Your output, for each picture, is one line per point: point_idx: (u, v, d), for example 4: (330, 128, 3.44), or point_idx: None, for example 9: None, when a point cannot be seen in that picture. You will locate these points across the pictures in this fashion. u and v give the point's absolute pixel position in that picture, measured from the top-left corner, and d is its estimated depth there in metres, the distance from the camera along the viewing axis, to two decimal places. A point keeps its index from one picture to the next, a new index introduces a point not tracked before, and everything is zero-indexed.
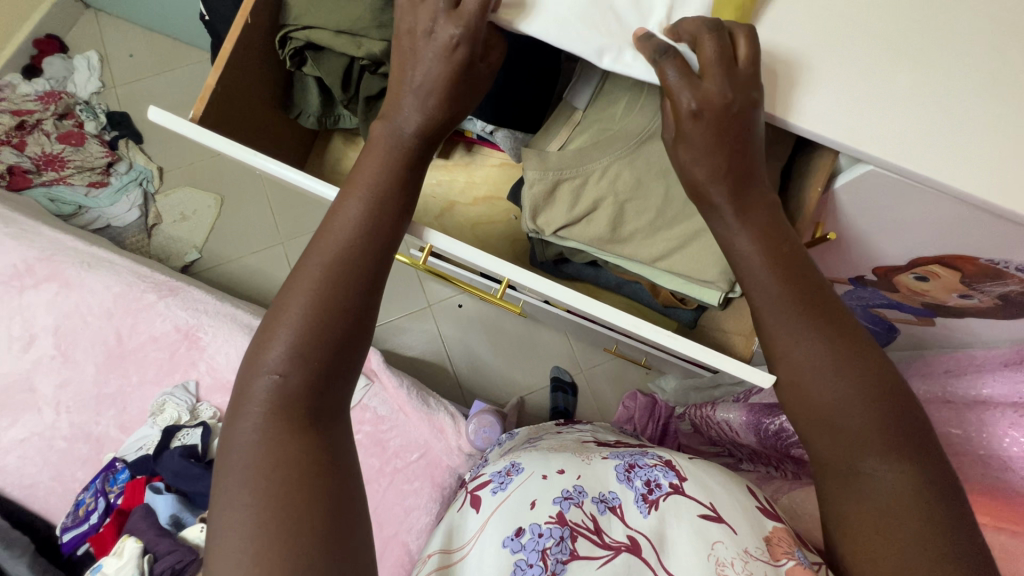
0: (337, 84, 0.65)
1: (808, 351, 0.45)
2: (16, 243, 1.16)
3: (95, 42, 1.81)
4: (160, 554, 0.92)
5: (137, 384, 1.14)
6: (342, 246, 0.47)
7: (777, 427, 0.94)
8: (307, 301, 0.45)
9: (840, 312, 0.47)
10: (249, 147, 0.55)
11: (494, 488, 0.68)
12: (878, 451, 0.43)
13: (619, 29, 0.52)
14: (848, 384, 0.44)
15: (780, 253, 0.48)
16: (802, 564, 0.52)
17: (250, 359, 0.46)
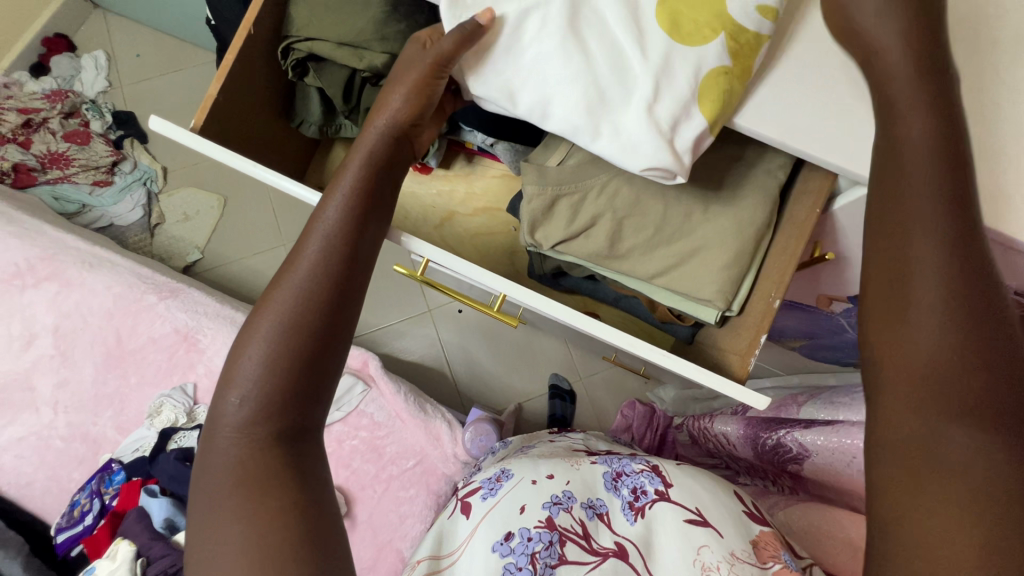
0: (338, 96, 0.65)
1: (902, 292, 0.42)
2: (18, 242, 1.17)
3: (102, 42, 1.82)
4: (154, 558, 0.92)
5: (135, 385, 1.14)
6: (317, 265, 0.48)
7: (775, 442, 0.95)
8: (281, 321, 0.46)
9: (966, 254, 0.41)
10: (247, 157, 0.56)
11: (484, 495, 0.68)
12: (960, 420, 0.37)
13: (602, 107, 0.52)
14: (947, 330, 0.39)
15: (895, 185, 0.44)
16: (790, 567, 0.53)
17: (224, 382, 0.48)
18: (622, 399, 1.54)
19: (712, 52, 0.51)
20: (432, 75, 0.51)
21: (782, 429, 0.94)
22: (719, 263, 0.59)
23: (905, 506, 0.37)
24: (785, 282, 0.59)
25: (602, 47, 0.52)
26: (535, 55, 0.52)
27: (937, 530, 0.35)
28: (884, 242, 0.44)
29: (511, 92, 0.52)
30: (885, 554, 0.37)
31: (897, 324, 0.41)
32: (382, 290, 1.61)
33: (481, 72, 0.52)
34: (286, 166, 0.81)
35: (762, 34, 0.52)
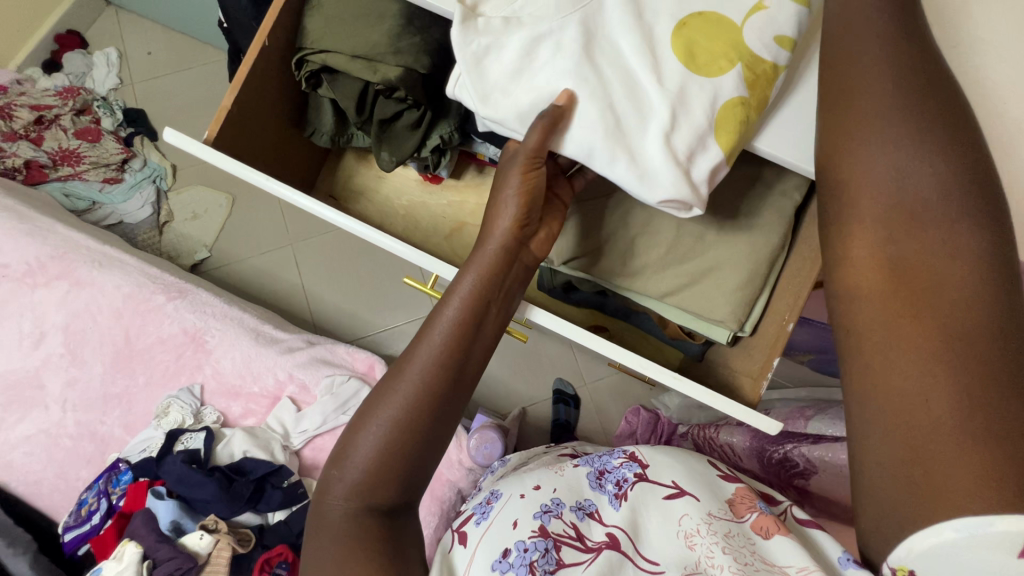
0: (351, 107, 0.65)
1: (861, 146, 0.46)
2: (30, 240, 1.18)
3: (114, 39, 1.83)
4: (160, 561, 0.92)
5: (143, 385, 1.15)
6: (433, 358, 0.51)
7: (782, 456, 0.95)
8: (398, 407, 0.50)
9: (916, 94, 0.45)
10: (265, 172, 0.56)
11: (477, 520, 0.65)
12: (928, 242, 0.43)
13: (617, 131, 0.51)
14: (911, 168, 0.44)
15: (844, 63, 0.48)
16: (764, 513, 0.59)
17: (340, 450, 0.52)
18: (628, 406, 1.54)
19: (728, 83, 0.51)
20: (529, 166, 0.53)
21: (789, 443, 0.95)
22: (733, 285, 0.60)
23: (887, 340, 0.43)
24: (799, 305, 0.60)
25: (617, 73, 0.51)
26: (547, 76, 0.51)
27: (921, 347, 0.41)
28: (843, 106, 0.47)
29: (520, 115, 0.53)
30: (881, 390, 0.43)
31: (859, 176, 0.46)
32: (388, 292, 1.61)
33: (490, 95, 0.53)
34: (295, 173, 0.81)
35: (780, 63, 0.52)
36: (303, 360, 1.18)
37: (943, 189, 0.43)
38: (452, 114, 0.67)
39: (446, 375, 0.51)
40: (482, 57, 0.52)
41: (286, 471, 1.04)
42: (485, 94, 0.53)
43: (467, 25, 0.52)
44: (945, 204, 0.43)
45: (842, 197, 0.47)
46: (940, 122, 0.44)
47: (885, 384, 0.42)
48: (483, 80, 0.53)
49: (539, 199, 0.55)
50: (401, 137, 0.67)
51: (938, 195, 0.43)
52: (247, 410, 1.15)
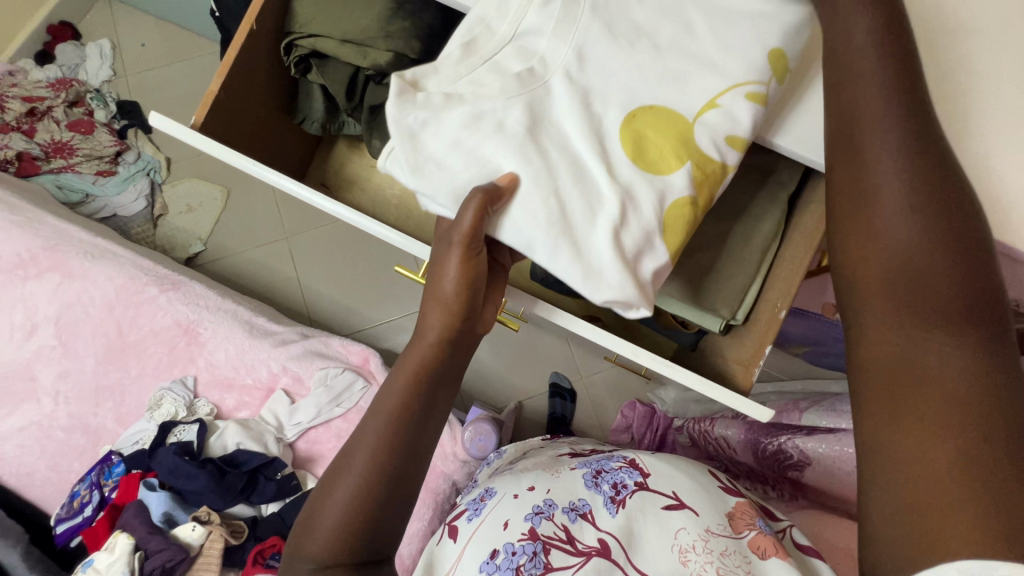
0: (341, 92, 0.64)
1: (868, 218, 0.47)
2: (22, 232, 1.17)
3: (107, 30, 1.81)
4: (151, 552, 0.92)
5: (137, 377, 1.14)
6: (382, 441, 0.52)
7: (776, 448, 0.94)
8: (353, 486, 0.51)
9: (921, 168, 0.46)
10: (257, 160, 0.56)
11: (470, 516, 0.68)
12: (931, 312, 0.44)
13: (561, 225, 0.49)
14: (917, 242, 0.45)
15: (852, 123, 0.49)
16: (763, 534, 0.61)
17: (306, 521, 0.53)
18: (624, 399, 1.54)
19: (676, 182, 0.52)
20: (467, 249, 0.49)
21: (783, 435, 0.94)
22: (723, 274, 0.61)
23: (895, 412, 0.43)
24: (793, 292, 0.60)
25: (564, 159, 0.50)
26: (491, 152, 0.49)
27: (925, 408, 0.41)
28: (853, 181, 0.48)
29: (455, 196, 0.51)
30: (886, 459, 0.43)
31: (868, 247, 0.47)
32: (383, 285, 1.60)
33: (424, 170, 0.50)
34: (287, 162, 0.80)
35: (727, 164, 0.54)
36: (297, 353, 1.17)
37: (943, 264, 0.44)
38: None
39: (393, 456, 0.52)
40: (417, 132, 0.50)
41: (279, 463, 1.04)
42: (420, 168, 0.51)
43: (403, 99, 0.50)
44: (953, 286, 0.44)
45: (851, 273, 0.48)
46: (941, 198, 0.46)
47: (894, 455, 0.42)
48: (420, 153, 0.50)
49: (482, 280, 0.52)
50: None
51: (939, 269, 0.44)
52: (241, 402, 1.14)
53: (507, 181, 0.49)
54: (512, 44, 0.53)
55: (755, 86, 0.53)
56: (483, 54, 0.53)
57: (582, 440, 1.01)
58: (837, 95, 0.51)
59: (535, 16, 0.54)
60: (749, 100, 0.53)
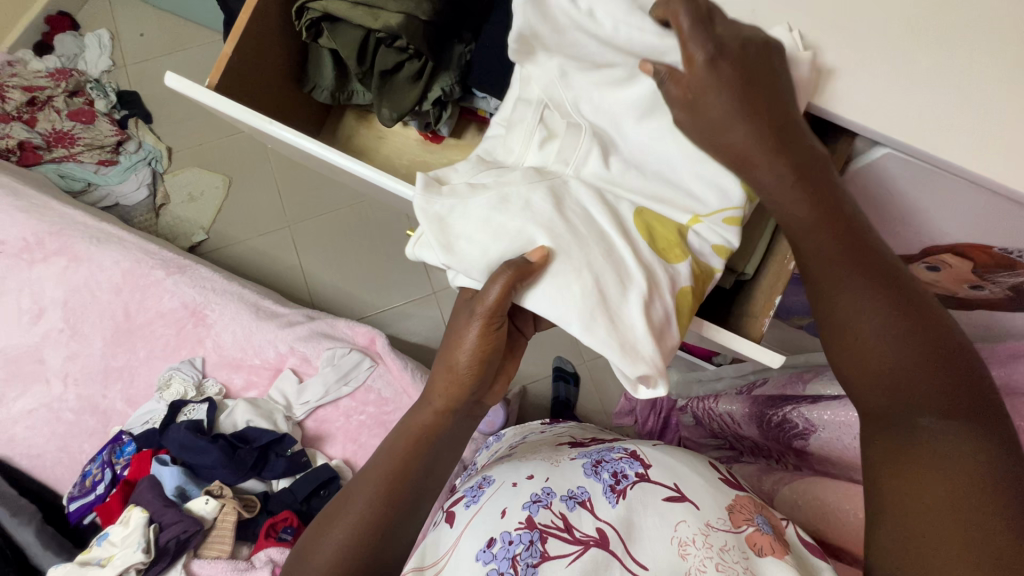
0: (352, 57, 0.67)
1: (854, 319, 0.48)
2: (27, 216, 1.17)
3: (106, 20, 1.81)
4: (165, 524, 0.93)
5: (145, 358, 1.15)
6: (373, 499, 0.54)
7: (781, 418, 0.93)
8: (343, 535, 0.53)
9: (891, 272, 0.48)
10: (266, 115, 0.57)
11: (466, 503, 0.63)
12: (929, 406, 0.45)
13: (593, 299, 0.48)
14: (904, 341, 0.46)
15: (831, 217, 0.50)
16: (761, 531, 0.54)
17: (310, 536, 0.56)
18: None
19: (682, 272, 0.51)
20: (488, 322, 0.50)
21: (789, 405, 0.92)
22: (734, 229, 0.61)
23: (902, 526, 0.43)
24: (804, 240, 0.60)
25: (590, 232, 0.50)
26: (518, 227, 0.49)
27: (938, 500, 0.42)
28: (831, 304, 0.49)
29: (487, 269, 0.51)
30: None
31: (860, 348, 0.48)
32: (386, 270, 1.61)
33: (455, 247, 0.51)
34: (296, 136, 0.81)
35: (711, 268, 0.53)
36: (303, 334, 1.17)
37: (929, 360, 0.45)
38: (452, 67, 0.70)
39: (388, 513, 0.54)
40: (445, 217, 0.52)
41: (289, 441, 1.05)
42: (450, 246, 0.51)
43: (431, 191, 0.53)
44: (944, 390, 0.45)
45: (848, 372, 0.49)
46: (914, 300, 0.47)
47: (909, 571, 0.42)
48: (448, 233, 0.51)
49: (496, 354, 0.53)
50: (402, 90, 0.70)
51: (927, 368, 0.45)
52: (249, 381, 1.15)
53: (540, 253, 0.48)
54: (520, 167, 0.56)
55: (736, 209, 0.53)
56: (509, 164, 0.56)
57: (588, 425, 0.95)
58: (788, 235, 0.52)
59: (535, 153, 0.56)
60: (727, 223, 0.53)
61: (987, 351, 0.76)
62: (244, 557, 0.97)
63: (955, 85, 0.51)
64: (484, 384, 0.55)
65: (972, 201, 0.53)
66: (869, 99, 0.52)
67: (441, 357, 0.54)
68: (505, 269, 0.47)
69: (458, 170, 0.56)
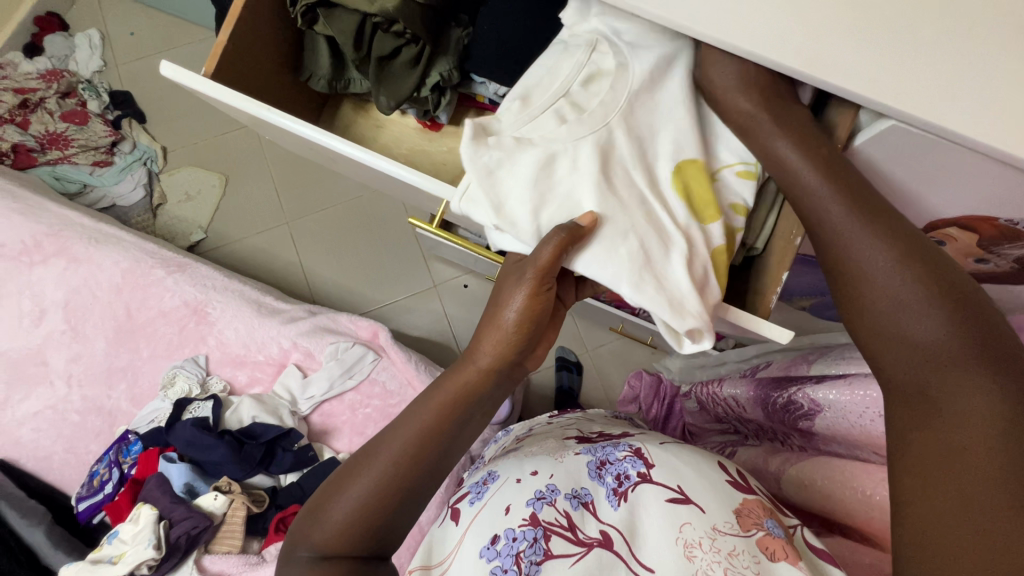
0: (349, 43, 0.67)
1: (852, 259, 0.49)
2: (24, 219, 1.16)
3: (96, 19, 1.80)
4: (176, 520, 0.93)
5: (148, 358, 1.15)
6: (405, 453, 0.50)
7: (787, 399, 0.92)
8: (370, 487, 0.49)
9: (885, 217, 0.50)
10: (263, 102, 0.57)
11: (472, 499, 0.63)
12: (936, 345, 0.45)
13: (639, 256, 0.51)
14: (905, 277, 0.47)
15: (819, 154, 0.53)
16: (773, 535, 0.53)
17: (329, 488, 0.51)
18: (629, 369, 1.55)
19: (715, 232, 0.55)
20: (539, 284, 0.51)
21: (794, 386, 0.92)
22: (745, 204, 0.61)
23: (925, 458, 0.42)
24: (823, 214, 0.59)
25: (632, 198, 0.53)
26: (569, 188, 0.52)
27: (943, 432, 0.42)
28: (836, 245, 0.50)
29: (538, 232, 0.52)
30: (923, 526, 0.40)
31: (860, 287, 0.49)
32: (386, 265, 1.60)
33: (506, 207, 0.52)
34: None
35: (733, 228, 0.57)
36: (306, 329, 1.17)
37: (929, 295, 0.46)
38: (449, 52, 0.71)
39: (416, 469, 0.50)
40: (493, 170, 0.52)
41: (296, 435, 1.05)
42: (501, 203, 0.52)
43: (478, 143, 0.53)
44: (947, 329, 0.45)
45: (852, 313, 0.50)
46: (911, 243, 0.48)
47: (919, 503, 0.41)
48: (500, 187, 0.52)
49: (543, 318, 0.54)
50: (399, 78, 0.71)
51: (928, 304, 0.46)
52: (253, 378, 1.15)
53: (590, 217, 0.51)
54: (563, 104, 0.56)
55: (742, 164, 0.58)
56: (541, 107, 0.56)
57: (595, 416, 0.95)
58: (792, 201, 0.54)
59: (578, 91, 0.57)
60: (741, 179, 0.58)
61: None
62: (254, 551, 0.99)
63: (959, 49, 0.48)
64: (532, 346, 0.56)
65: (974, 170, 0.50)
66: (868, 68, 0.48)
67: (488, 315, 0.56)
68: (562, 229, 0.49)
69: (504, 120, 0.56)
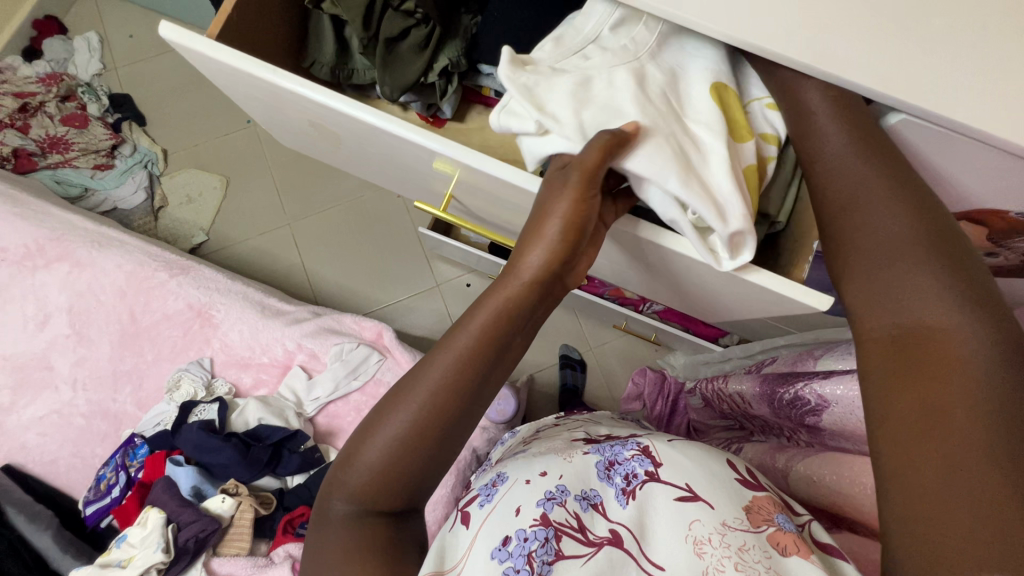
0: (357, 21, 0.67)
1: (850, 208, 0.50)
2: (26, 224, 1.16)
3: (95, 22, 1.79)
4: (184, 524, 0.93)
5: (152, 361, 1.15)
6: (438, 387, 0.49)
7: (792, 395, 0.91)
8: (402, 428, 0.49)
9: (895, 169, 0.50)
10: (270, 64, 0.56)
11: (481, 501, 0.62)
12: (927, 291, 0.45)
13: (684, 161, 0.50)
14: (901, 226, 0.48)
15: (843, 102, 0.52)
16: (783, 530, 0.53)
17: (364, 428, 0.52)
18: (633, 366, 1.55)
19: (749, 151, 0.54)
20: (583, 190, 0.48)
21: (800, 382, 0.90)
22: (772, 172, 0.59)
23: (905, 399, 0.42)
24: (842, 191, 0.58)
25: (668, 109, 0.53)
26: (609, 97, 0.53)
27: (923, 374, 0.42)
28: (837, 193, 0.51)
29: (579, 128, 0.51)
30: (902, 484, 0.40)
31: (853, 235, 0.50)
32: (389, 266, 1.60)
33: (548, 111, 0.52)
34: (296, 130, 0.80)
35: (766, 152, 0.56)
36: (310, 330, 1.17)
37: (921, 246, 0.47)
38: (458, 37, 0.71)
39: (450, 405, 0.50)
40: (533, 87, 0.53)
41: (303, 436, 1.05)
42: (543, 108, 0.52)
43: (519, 67, 0.54)
44: (937, 280, 0.45)
45: (844, 262, 0.50)
46: (912, 199, 0.49)
47: (898, 441, 0.41)
48: (541, 95, 0.53)
49: (586, 231, 0.50)
50: (406, 61, 0.70)
51: (920, 254, 0.46)
52: (258, 380, 1.15)
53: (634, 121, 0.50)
54: (594, 45, 0.57)
55: (771, 96, 0.57)
56: (573, 47, 0.57)
57: (602, 417, 0.95)
58: (804, 150, 0.54)
59: (608, 35, 0.57)
60: (772, 110, 0.57)
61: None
62: (261, 553, 1.00)
63: (975, 43, 0.47)
64: (575, 262, 0.53)
65: (987, 161, 0.50)
66: (877, 61, 0.47)
67: (528, 225, 0.52)
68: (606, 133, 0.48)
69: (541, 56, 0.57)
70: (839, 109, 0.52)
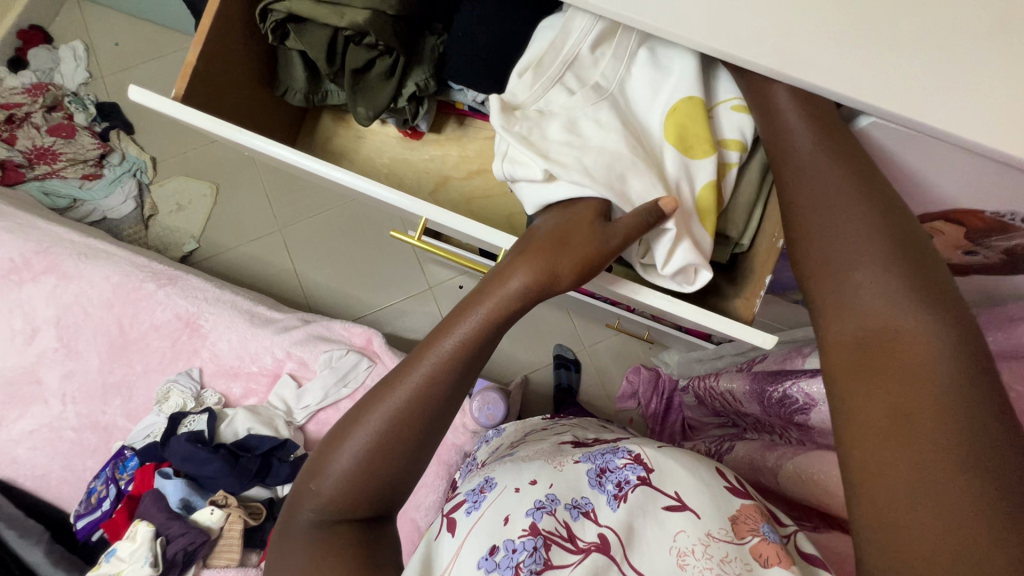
0: (321, 57, 0.67)
1: (819, 207, 0.50)
2: (11, 237, 1.15)
3: (79, 31, 1.77)
4: (172, 537, 0.93)
5: (141, 372, 1.14)
6: (406, 398, 0.50)
7: (781, 394, 0.91)
8: (377, 427, 0.50)
9: (860, 167, 0.50)
10: (234, 124, 0.57)
11: (468, 509, 0.61)
12: (893, 290, 0.45)
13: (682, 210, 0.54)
14: (866, 225, 0.47)
15: (808, 97, 0.51)
16: (768, 540, 0.52)
17: (337, 431, 0.52)
18: (627, 364, 1.55)
19: (701, 174, 0.55)
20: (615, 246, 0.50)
21: (788, 380, 0.90)
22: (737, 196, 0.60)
23: (873, 401, 0.42)
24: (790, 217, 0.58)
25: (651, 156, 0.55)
26: (601, 138, 0.54)
27: (890, 376, 0.42)
28: (805, 192, 0.51)
29: (587, 170, 0.52)
30: (873, 484, 0.40)
31: (822, 234, 0.49)
32: (381, 271, 1.59)
33: (552, 156, 0.53)
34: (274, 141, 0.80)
35: (728, 160, 0.57)
36: (299, 338, 1.16)
37: (886, 244, 0.46)
38: (424, 62, 0.70)
39: (423, 408, 0.50)
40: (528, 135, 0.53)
41: (291, 445, 1.05)
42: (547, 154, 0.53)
43: (508, 113, 0.54)
44: (902, 278, 0.45)
45: (812, 261, 0.50)
46: (878, 197, 0.49)
47: (868, 441, 0.41)
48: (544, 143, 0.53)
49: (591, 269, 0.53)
50: (376, 88, 0.70)
51: (885, 252, 0.46)
52: (249, 389, 1.15)
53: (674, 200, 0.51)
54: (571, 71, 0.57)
55: (736, 98, 0.58)
56: (554, 71, 0.57)
57: (591, 421, 0.93)
58: (776, 148, 0.53)
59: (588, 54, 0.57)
60: (736, 112, 0.57)
61: (983, 316, 0.74)
62: (252, 564, 0.99)
63: (943, 46, 0.46)
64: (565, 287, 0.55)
65: (961, 163, 0.49)
66: (848, 65, 0.47)
67: (538, 240, 0.53)
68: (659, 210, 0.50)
69: (519, 91, 0.56)
70: (806, 107, 0.51)
